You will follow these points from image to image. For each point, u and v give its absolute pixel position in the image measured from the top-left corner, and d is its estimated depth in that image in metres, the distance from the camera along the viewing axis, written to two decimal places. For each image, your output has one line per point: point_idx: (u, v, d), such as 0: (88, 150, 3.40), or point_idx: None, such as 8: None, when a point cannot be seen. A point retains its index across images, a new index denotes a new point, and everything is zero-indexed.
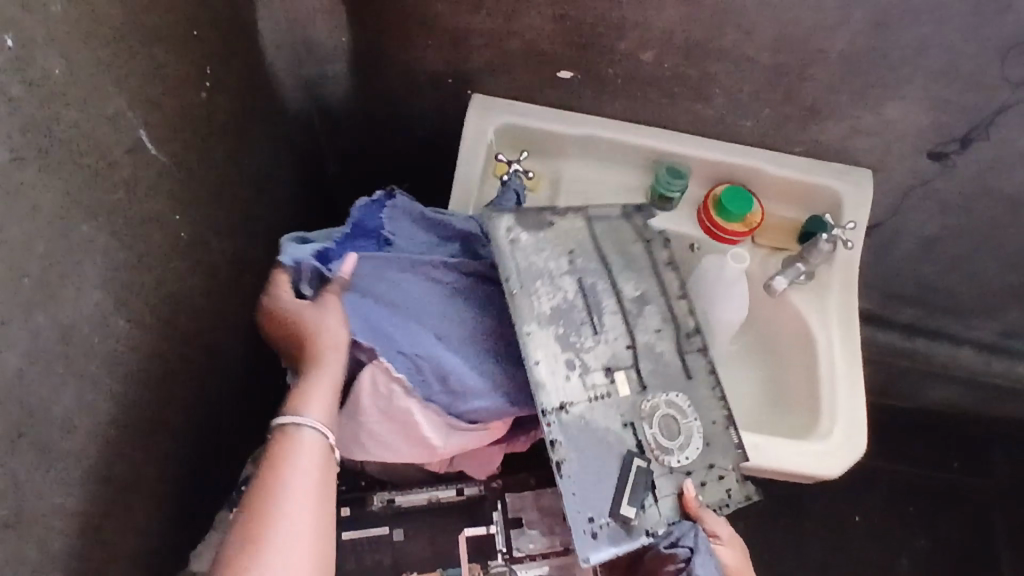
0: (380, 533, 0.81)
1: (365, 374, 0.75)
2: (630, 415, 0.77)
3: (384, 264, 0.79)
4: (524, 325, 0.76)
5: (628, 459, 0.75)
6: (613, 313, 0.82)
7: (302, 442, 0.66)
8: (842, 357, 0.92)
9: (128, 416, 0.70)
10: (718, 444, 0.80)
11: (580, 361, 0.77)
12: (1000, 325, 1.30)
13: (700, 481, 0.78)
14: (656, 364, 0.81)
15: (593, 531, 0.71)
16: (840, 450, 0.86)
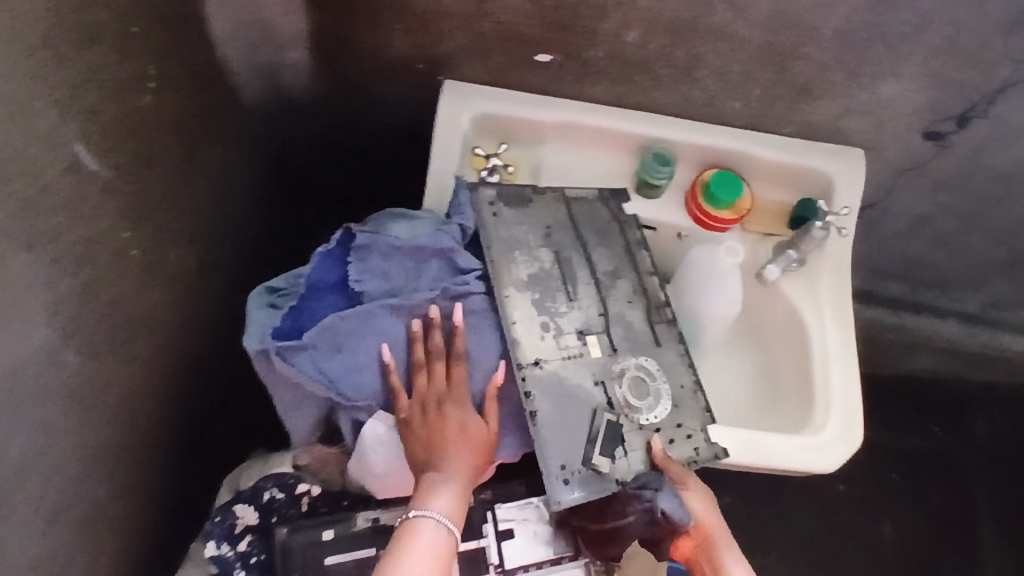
0: (366, 555, 0.75)
1: (366, 432, 0.74)
2: (601, 374, 0.76)
3: (367, 311, 0.74)
4: (503, 288, 0.77)
5: (596, 414, 0.74)
6: (588, 285, 0.81)
7: (433, 548, 0.68)
8: (840, 345, 0.89)
9: (88, 455, 0.65)
10: (686, 406, 0.79)
11: (554, 324, 0.77)
12: (987, 296, 1.29)
13: (668, 438, 0.77)
14: (628, 333, 0.80)
15: (566, 478, 0.71)
16: (834, 441, 0.83)
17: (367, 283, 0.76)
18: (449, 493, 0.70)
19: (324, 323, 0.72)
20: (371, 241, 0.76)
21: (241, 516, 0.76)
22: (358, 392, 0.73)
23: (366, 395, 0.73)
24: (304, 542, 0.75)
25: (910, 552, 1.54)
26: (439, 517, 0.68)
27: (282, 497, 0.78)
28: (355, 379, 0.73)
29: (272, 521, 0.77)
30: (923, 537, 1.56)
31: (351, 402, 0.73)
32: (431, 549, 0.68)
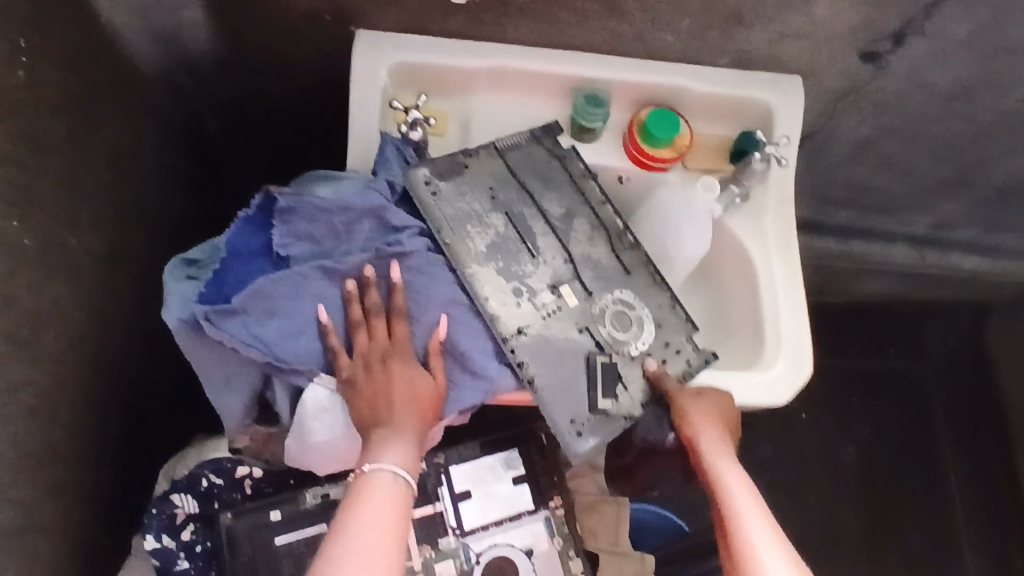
0: (318, 531, 0.74)
1: (305, 398, 0.70)
2: (584, 321, 0.77)
3: (297, 275, 0.70)
4: (465, 267, 0.75)
5: (590, 360, 0.76)
6: (545, 236, 0.80)
7: (392, 498, 0.64)
8: (787, 276, 0.88)
9: (4, 461, 0.61)
10: (669, 323, 0.80)
11: (526, 287, 0.77)
12: (933, 218, 1.30)
13: (661, 359, 0.79)
14: (597, 271, 0.80)
15: (578, 430, 0.74)
16: (782, 376, 0.83)
17: (293, 246, 0.72)
18: (400, 443, 0.67)
19: (253, 286, 0.68)
20: (293, 201, 0.72)
21: (181, 505, 0.73)
22: (291, 354, 0.69)
23: (305, 359, 0.70)
24: (249, 526, 0.73)
25: (866, 471, 1.62)
26: (394, 466, 0.65)
27: (223, 482, 0.75)
28: (292, 344, 0.69)
29: (214, 507, 0.75)
30: (879, 453, 1.64)
31: (288, 366, 0.69)
32: (390, 498, 0.64)
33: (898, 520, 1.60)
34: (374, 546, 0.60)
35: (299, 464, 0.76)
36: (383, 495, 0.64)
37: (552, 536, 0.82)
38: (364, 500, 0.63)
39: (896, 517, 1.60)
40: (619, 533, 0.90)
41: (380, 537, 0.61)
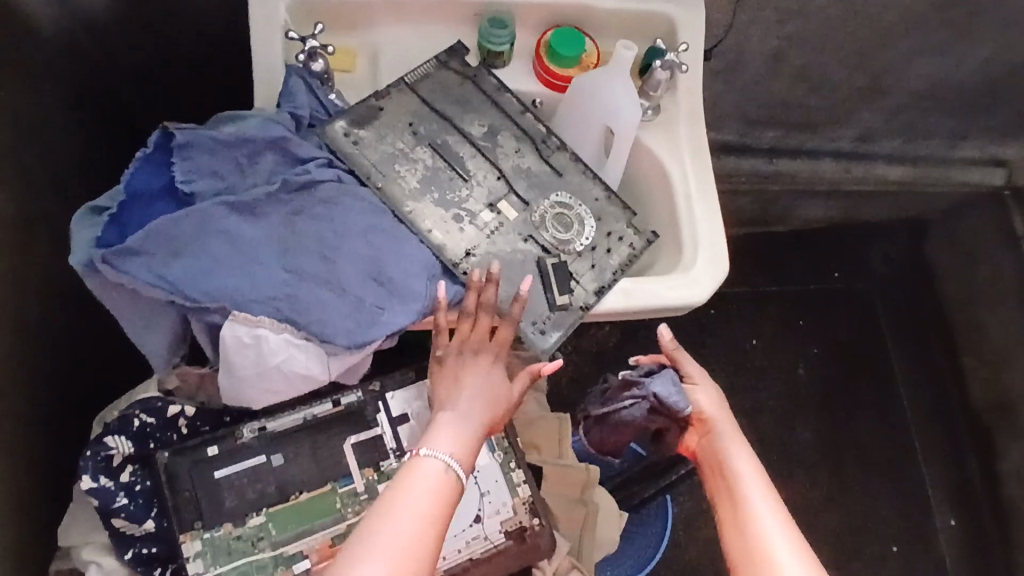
0: (256, 463, 0.75)
1: (222, 335, 0.70)
2: (526, 231, 0.84)
3: (203, 212, 0.70)
4: (402, 205, 0.79)
5: (540, 264, 0.82)
6: (472, 158, 0.84)
7: (433, 483, 0.69)
8: (699, 182, 0.90)
9: None
10: (607, 213, 0.88)
11: (465, 212, 0.81)
12: (856, 130, 1.34)
13: (605, 249, 0.86)
14: (531, 180, 0.86)
15: (541, 328, 0.81)
16: (703, 275, 0.85)
17: (196, 183, 0.73)
18: (463, 439, 0.73)
19: (149, 227, 0.68)
20: (189, 136, 0.73)
21: (115, 446, 0.72)
22: (202, 289, 0.68)
23: (214, 296, 0.69)
24: (188, 464, 0.73)
25: (819, 390, 1.67)
26: (446, 457, 0.70)
27: (155, 421, 0.74)
28: (207, 282, 0.69)
29: (150, 447, 0.74)
30: (829, 372, 1.69)
31: (200, 305, 0.69)
32: (432, 482, 0.69)
33: (852, 431, 1.66)
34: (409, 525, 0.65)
35: (234, 401, 0.74)
36: (431, 478, 0.69)
37: (492, 451, 0.84)
38: (411, 472, 0.69)
39: (849, 431, 1.66)
40: (563, 446, 0.94)
41: (418, 513, 0.66)
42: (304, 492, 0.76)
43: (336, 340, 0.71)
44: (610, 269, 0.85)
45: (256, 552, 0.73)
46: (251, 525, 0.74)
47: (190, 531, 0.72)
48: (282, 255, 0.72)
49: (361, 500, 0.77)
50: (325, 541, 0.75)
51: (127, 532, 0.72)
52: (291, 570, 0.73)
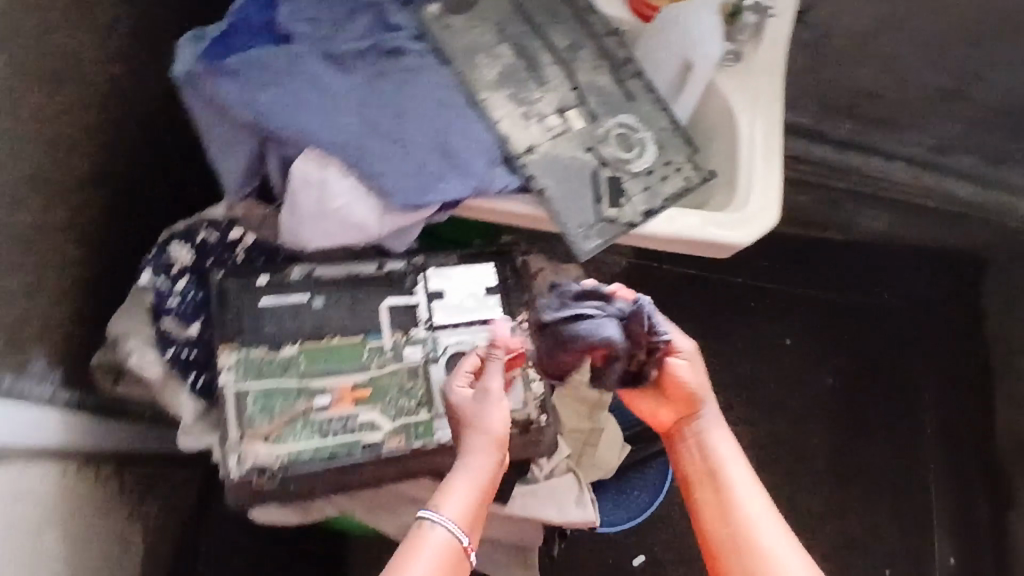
0: (299, 301, 0.81)
1: (292, 171, 0.75)
2: (589, 142, 0.86)
3: (298, 53, 0.77)
4: (478, 91, 0.82)
5: (596, 175, 0.85)
6: (551, 66, 0.87)
7: (444, 553, 0.66)
8: (766, 132, 0.92)
9: (43, 174, 0.70)
10: (669, 144, 0.90)
11: (534, 111, 0.84)
12: (930, 138, 1.32)
13: (661, 176, 0.88)
14: (603, 97, 0.88)
15: (585, 232, 0.83)
16: (754, 215, 0.87)
17: (296, 27, 0.79)
18: (472, 498, 0.69)
19: (247, 53, 0.75)
20: None
21: (178, 256, 0.79)
22: (281, 119, 0.74)
23: (292, 130, 0.74)
24: (238, 286, 0.79)
25: (840, 400, 1.66)
26: (452, 521, 0.68)
27: (217, 240, 0.81)
28: (287, 114, 0.73)
29: (207, 265, 0.80)
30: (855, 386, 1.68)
31: (279, 137, 0.74)
32: (445, 552, 0.67)
33: (865, 448, 1.64)
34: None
35: (292, 243, 0.79)
36: (439, 546, 0.66)
37: None
38: (420, 543, 0.67)
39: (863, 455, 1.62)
40: None
41: None
42: (338, 336, 0.82)
43: (393, 195, 0.76)
44: (662, 196, 0.87)
45: (283, 378, 0.79)
46: (282, 354, 0.79)
47: (230, 343, 0.78)
48: (358, 108, 0.76)
49: (385, 356, 0.83)
50: (346, 384, 0.81)
51: (171, 332, 0.78)
52: (312, 402, 0.79)
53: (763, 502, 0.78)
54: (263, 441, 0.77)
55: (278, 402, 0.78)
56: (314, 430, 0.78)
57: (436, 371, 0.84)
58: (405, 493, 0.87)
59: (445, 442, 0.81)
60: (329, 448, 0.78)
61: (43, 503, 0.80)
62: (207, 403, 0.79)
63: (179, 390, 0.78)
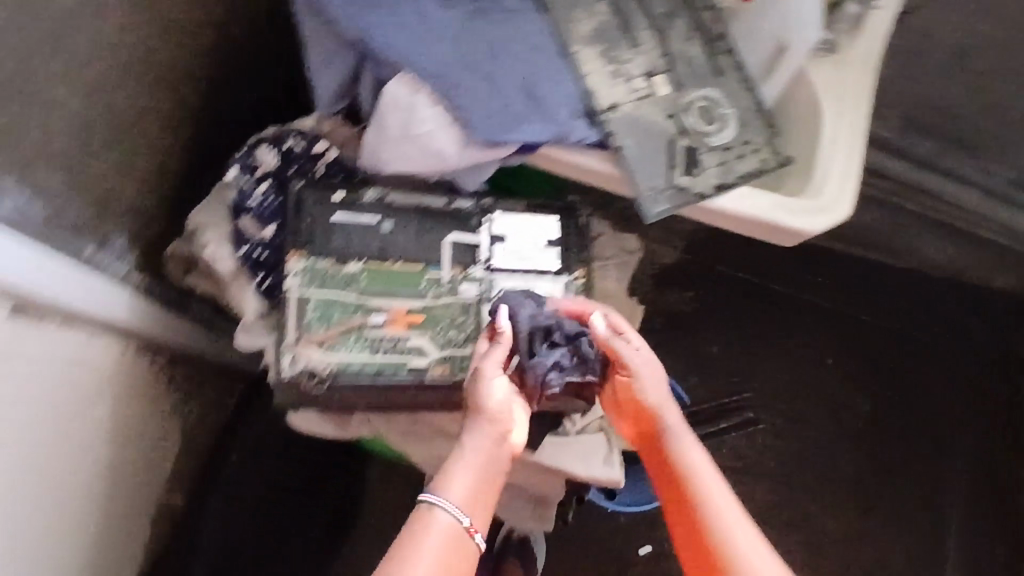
0: (369, 222, 0.83)
1: (384, 92, 0.77)
2: (671, 109, 0.86)
3: None
4: (571, 44, 0.83)
5: (674, 142, 0.85)
6: (645, 29, 0.88)
7: (445, 538, 0.67)
8: (850, 127, 0.92)
9: (150, 64, 0.74)
10: (750, 124, 0.89)
11: (623, 71, 0.85)
12: (1013, 171, 1.26)
13: (737, 154, 0.88)
14: (691, 68, 0.89)
15: (655, 195, 0.83)
16: (826, 205, 0.88)
17: None
18: (471, 482, 0.70)
19: None
20: None
21: (263, 160, 0.83)
22: (382, 40, 0.76)
23: (391, 53, 0.76)
24: (314, 198, 0.82)
25: None
26: (451, 504, 0.68)
27: (302, 149, 0.84)
28: (388, 36, 0.76)
29: (289, 172, 0.84)
30: (906, 412, 1.54)
31: (378, 57, 0.77)
32: (446, 535, 0.67)
33: None
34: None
35: (371, 163, 0.82)
36: (439, 531, 0.67)
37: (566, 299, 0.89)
38: (423, 527, 0.67)
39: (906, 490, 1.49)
40: None
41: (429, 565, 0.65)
42: (401, 261, 0.84)
43: (476, 130, 0.77)
44: (736, 172, 0.87)
45: (344, 292, 0.81)
46: (345, 270, 0.82)
47: (299, 251, 0.81)
48: (456, 39, 0.78)
49: (441, 289, 0.85)
50: (401, 308, 0.83)
51: (245, 230, 0.82)
52: (367, 319, 0.82)
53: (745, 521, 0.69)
54: (317, 348, 0.80)
55: (336, 314, 0.81)
56: (365, 346, 0.81)
57: (488, 310, 0.86)
58: (439, 426, 0.89)
59: None
60: (377, 365, 0.81)
61: (100, 376, 0.84)
62: (270, 306, 0.83)
63: (246, 288, 0.82)
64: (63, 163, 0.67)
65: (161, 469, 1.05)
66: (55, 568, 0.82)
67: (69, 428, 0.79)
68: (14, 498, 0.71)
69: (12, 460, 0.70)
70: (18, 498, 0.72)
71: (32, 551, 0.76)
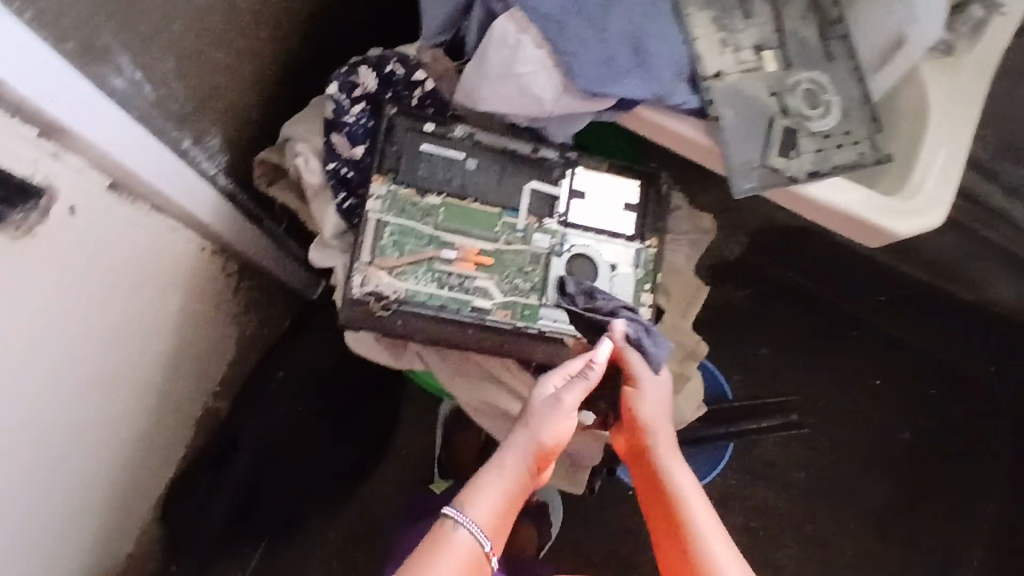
0: (454, 157, 0.84)
1: (493, 27, 0.77)
2: (776, 87, 0.84)
3: None
4: (685, 6, 0.81)
5: (773, 121, 0.83)
6: (761, 2, 0.86)
7: (465, 557, 0.68)
8: (957, 132, 0.88)
9: None
10: (854, 116, 0.86)
11: (732, 40, 0.84)
12: None
13: (837, 144, 0.85)
14: (802, 49, 0.86)
15: (745, 171, 0.82)
16: (918, 208, 0.85)
17: None
18: (497, 504, 0.71)
19: None
20: None
21: (363, 79, 0.83)
22: None
23: None
24: (406, 124, 0.83)
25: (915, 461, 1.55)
26: (475, 524, 0.69)
27: (402, 76, 0.84)
28: None
29: (385, 96, 0.84)
30: (960, 446, 1.46)
31: None
32: (465, 554, 0.68)
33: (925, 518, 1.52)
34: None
35: (464, 100, 0.82)
36: (461, 552, 0.68)
37: (636, 265, 0.88)
38: (442, 541, 0.68)
39: (936, 526, 1.44)
40: (689, 308, 0.96)
41: None
42: (478, 201, 0.84)
43: (578, 78, 0.77)
44: (833, 162, 0.84)
45: (421, 222, 0.83)
46: (425, 200, 0.83)
47: (383, 176, 0.82)
48: None
49: (515, 235, 0.85)
50: (473, 248, 0.83)
51: (335, 147, 0.83)
52: (439, 253, 0.82)
53: (729, 545, 0.69)
54: (387, 272, 0.81)
55: (410, 243, 0.82)
56: (433, 277, 0.82)
57: (557, 264, 0.85)
58: (488, 370, 0.90)
59: (546, 331, 0.84)
60: (442, 299, 0.82)
61: (180, 270, 0.87)
62: (347, 226, 0.85)
63: (327, 205, 0.84)
64: (169, 65, 0.70)
65: (211, 372, 1.09)
66: (96, 444, 0.86)
67: (139, 314, 0.82)
68: (74, 362, 0.74)
69: (81, 328, 0.73)
70: (78, 366, 0.75)
71: (80, 417, 0.80)
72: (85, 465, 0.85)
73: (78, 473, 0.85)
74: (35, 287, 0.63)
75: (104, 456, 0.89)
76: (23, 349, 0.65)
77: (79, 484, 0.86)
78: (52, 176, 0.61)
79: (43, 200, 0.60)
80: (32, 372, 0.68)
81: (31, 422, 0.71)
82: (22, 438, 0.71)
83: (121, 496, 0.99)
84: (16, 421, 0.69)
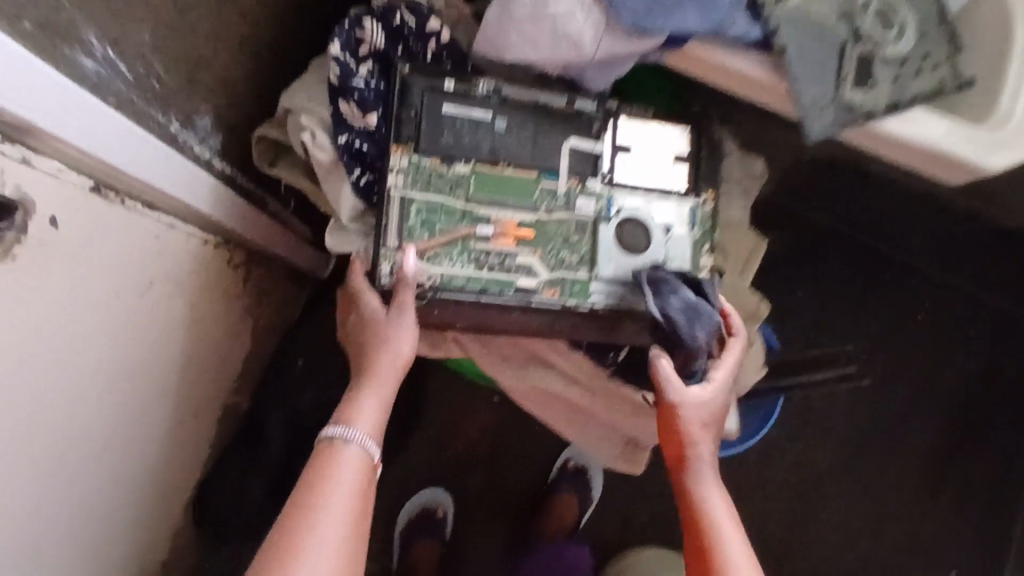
0: (481, 118, 0.74)
1: None
2: (845, 8, 0.73)
3: None
4: None
5: (845, 49, 0.73)
6: None
7: (362, 473, 0.63)
8: None
9: None
10: (931, 35, 0.76)
11: None
12: None
13: (915, 69, 0.74)
14: None
15: (819, 110, 0.72)
16: (1008, 138, 0.74)
17: None
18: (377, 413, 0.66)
19: None
20: None
21: (369, 34, 0.72)
22: None
23: None
24: (423, 84, 0.72)
25: None
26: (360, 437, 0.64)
27: (412, 27, 0.73)
28: None
29: (396, 53, 0.73)
30: None
31: None
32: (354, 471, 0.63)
33: None
34: (343, 520, 0.60)
35: (489, 53, 0.72)
36: (355, 468, 0.63)
37: (691, 227, 0.78)
38: (331, 466, 0.62)
39: None
40: (746, 266, 0.89)
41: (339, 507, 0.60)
42: (512, 166, 0.74)
43: (622, 19, 0.67)
44: (913, 91, 0.74)
45: (449, 197, 0.73)
46: (453, 171, 0.73)
47: (403, 147, 0.72)
48: None
49: (556, 202, 0.75)
50: (511, 221, 0.74)
51: (346, 118, 0.72)
52: (474, 230, 0.73)
53: None
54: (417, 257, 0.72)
55: (440, 221, 0.73)
56: (469, 258, 0.73)
57: (605, 231, 0.76)
58: (537, 354, 0.83)
59: (599, 308, 0.76)
60: (481, 282, 0.73)
61: (183, 266, 0.78)
62: (365, 206, 0.75)
63: (342, 184, 0.74)
64: (142, 39, 0.60)
65: (227, 370, 1.01)
66: (117, 470, 0.78)
67: (144, 322, 0.73)
68: (79, 388, 0.66)
69: (80, 353, 0.64)
70: (86, 395, 0.67)
71: (96, 446, 0.72)
72: (108, 493, 0.78)
73: (101, 501, 0.77)
74: (22, 317, 0.54)
75: (126, 478, 0.82)
76: (20, 387, 0.57)
77: (104, 513, 0.79)
78: (25, 185, 0.51)
79: (18, 216, 0.50)
80: (35, 409, 0.59)
81: (42, 461, 0.63)
82: (34, 482, 0.63)
83: (150, 515, 0.93)
84: (25, 465, 0.61)
